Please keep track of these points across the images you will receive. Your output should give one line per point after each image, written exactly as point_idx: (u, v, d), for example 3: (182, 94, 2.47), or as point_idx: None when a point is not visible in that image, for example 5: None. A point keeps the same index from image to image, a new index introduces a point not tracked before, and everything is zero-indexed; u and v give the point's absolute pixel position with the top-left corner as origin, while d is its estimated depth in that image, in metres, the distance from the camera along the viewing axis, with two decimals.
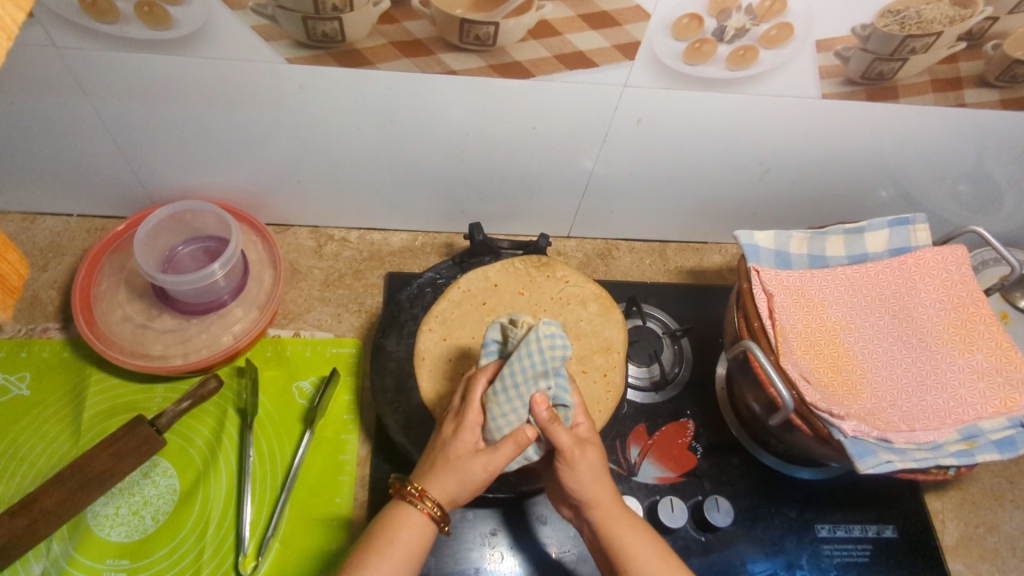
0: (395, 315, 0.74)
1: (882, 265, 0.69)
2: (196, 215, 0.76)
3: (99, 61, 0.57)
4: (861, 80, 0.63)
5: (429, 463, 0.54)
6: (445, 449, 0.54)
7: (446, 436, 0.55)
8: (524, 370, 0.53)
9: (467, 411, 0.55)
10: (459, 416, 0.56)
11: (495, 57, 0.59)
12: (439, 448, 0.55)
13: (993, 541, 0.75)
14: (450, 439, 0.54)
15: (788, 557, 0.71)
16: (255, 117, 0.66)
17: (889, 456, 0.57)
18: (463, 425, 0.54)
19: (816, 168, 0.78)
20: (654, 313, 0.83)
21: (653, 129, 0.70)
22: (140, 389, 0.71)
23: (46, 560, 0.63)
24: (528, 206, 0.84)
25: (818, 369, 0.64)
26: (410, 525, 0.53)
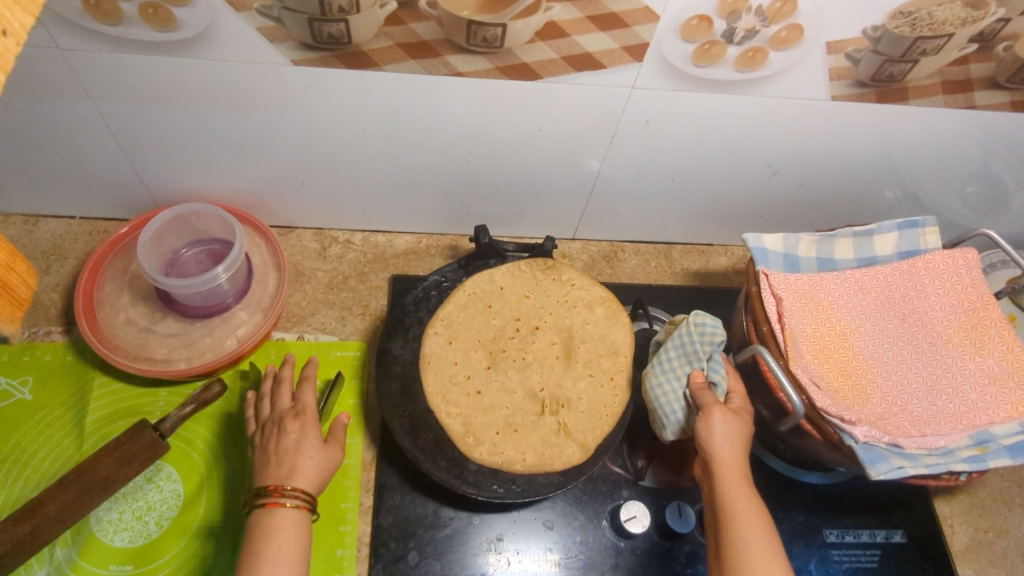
0: (400, 319, 0.72)
1: (891, 269, 0.69)
2: (200, 218, 0.75)
3: (103, 62, 0.57)
4: (871, 82, 0.63)
5: (281, 463, 0.58)
6: (299, 447, 0.59)
7: (289, 436, 0.60)
8: (681, 351, 0.65)
9: (299, 413, 0.62)
10: (287, 417, 0.61)
11: (503, 59, 0.58)
12: (279, 448, 0.59)
13: (1002, 546, 0.74)
14: (299, 438, 0.60)
15: (797, 562, 0.70)
16: (260, 118, 0.65)
17: (900, 462, 0.57)
18: (307, 425, 0.61)
19: (824, 169, 0.78)
20: (662, 316, 0.82)
21: (660, 130, 0.69)
22: (143, 393, 0.71)
23: (49, 565, 0.62)
24: (533, 208, 0.83)
25: (829, 373, 0.64)
26: (281, 526, 0.54)
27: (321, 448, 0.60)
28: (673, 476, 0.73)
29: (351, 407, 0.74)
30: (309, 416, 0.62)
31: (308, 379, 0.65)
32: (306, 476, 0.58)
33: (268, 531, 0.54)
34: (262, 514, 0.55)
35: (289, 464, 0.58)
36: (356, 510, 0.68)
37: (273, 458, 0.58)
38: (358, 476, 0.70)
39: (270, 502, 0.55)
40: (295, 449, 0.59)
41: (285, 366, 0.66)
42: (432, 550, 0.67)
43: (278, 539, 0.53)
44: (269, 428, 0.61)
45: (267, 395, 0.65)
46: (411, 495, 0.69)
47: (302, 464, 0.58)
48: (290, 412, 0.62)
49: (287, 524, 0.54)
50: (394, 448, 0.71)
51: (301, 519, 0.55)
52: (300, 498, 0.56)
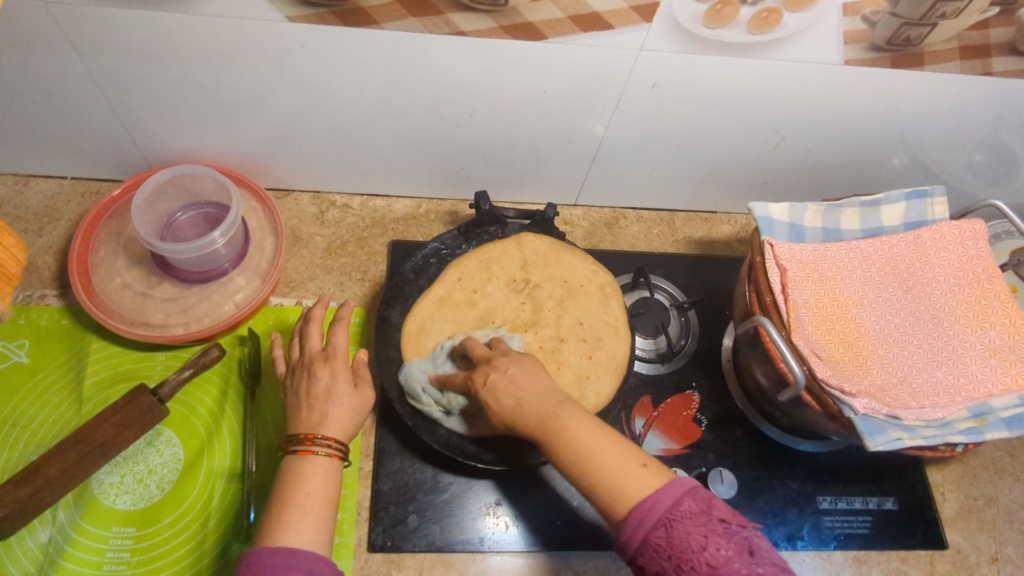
0: (401, 288, 0.72)
1: (897, 240, 0.68)
2: (195, 181, 0.73)
3: (91, 17, 0.54)
4: (887, 46, 0.61)
5: (311, 408, 0.56)
6: (330, 393, 0.57)
7: (319, 380, 0.58)
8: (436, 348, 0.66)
9: (328, 357, 0.60)
10: (317, 362, 0.59)
11: (507, 18, 0.56)
12: (310, 394, 0.57)
13: (991, 514, 0.75)
14: (330, 383, 0.58)
15: (790, 528, 0.72)
16: (255, 77, 0.63)
17: (898, 434, 0.57)
18: (337, 369, 0.59)
19: (833, 136, 0.76)
20: (662, 285, 0.82)
21: (668, 94, 0.67)
22: (141, 357, 0.70)
23: (52, 527, 0.63)
24: (535, 172, 0.81)
25: (830, 344, 0.64)
26: (312, 475, 0.53)
27: (352, 394, 0.58)
28: (670, 444, 0.74)
29: None
30: (339, 359, 0.60)
31: (340, 320, 0.62)
32: (337, 424, 0.56)
33: (298, 476, 0.52)
34: (294, 460, 0.54)
35: (319, 410, 0.56)
36: (356, 475, 0.69)
37: (305, 403, 0.57)
38: (358, 442, 0.70)
39: (303, 449, 0.54)
40: (326, 394, 0.57)
41: (314, 307, 0.64)
42: (431, 514, 0.68)
43: (308, 486, 0.52)
44: (300, 372, 0.60)
45: (297, 338, 0.64)
46: (410, 460, 0.70)
47: (333, 411, 0.56)
48: (320, 356, 0.60)
49: (317, 472, 0.53)
50: (394, 414, 0.71)
51: (333, 468, 0.54)
52: (332, 446, 0.54)
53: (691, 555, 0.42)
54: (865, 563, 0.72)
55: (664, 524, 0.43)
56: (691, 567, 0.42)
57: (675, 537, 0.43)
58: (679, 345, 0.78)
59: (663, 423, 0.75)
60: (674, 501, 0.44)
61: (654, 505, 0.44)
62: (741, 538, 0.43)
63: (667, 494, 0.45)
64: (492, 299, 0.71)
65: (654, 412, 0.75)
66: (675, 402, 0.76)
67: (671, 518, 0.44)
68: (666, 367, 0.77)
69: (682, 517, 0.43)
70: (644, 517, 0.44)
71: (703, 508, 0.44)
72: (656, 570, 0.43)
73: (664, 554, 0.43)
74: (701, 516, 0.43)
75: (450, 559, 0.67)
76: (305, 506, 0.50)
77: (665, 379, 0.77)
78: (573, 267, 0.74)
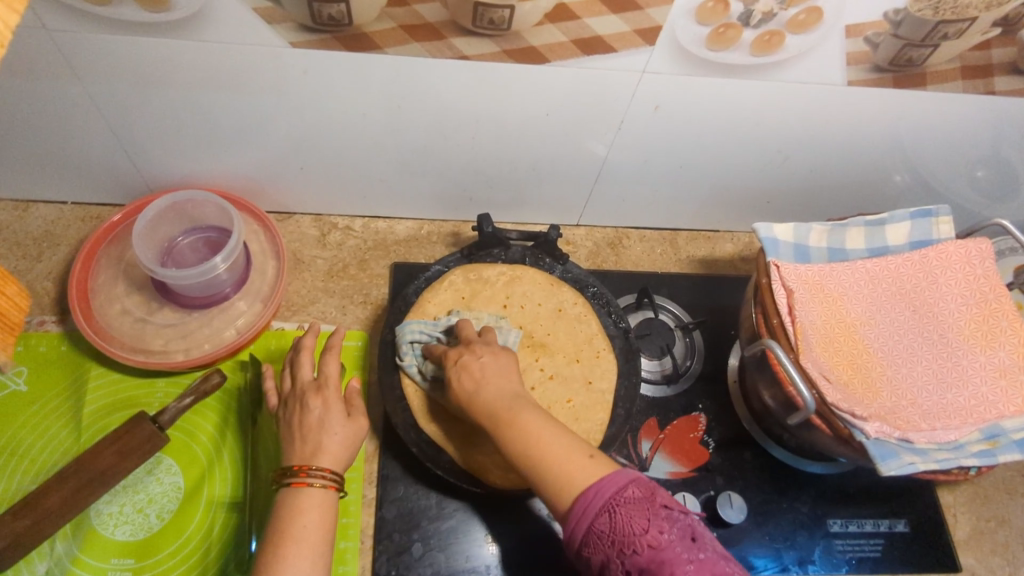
0: (404, 310, 0.71)
1: (903, 260, 0.67)
2: (196, 205, 0.73)
3: (94, 45, 0.54)
4: (889, 67, 0.61)
5: (305, 440, 0.56)
6: (324, 423, 0.56)
7: (312, 411, 0.57)
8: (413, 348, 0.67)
9: (321, 386, 0.59)
10: (309, 392, 0.59)
11: (510, 41, 0.56)
12: (303, 424, 0.57)
13: (1004, 535, 0.74)
14: (323, 413, 0.57)
15: (800, 552, 0.71)
16: (256, 102, 0.63)
17: (911, 458, 0.56)
18: (330, 400, 0.58)
19: (836, 156, 0.76)
20: (666, 305, 0.81)
21: (671, 115, 0.67)
22: (140, 384, 0.70)
23: (49, 559, 0.62)
24: (538, 193, 0.81)
25: (838, 366, 0.63)
26: (308, 508, 0.52)
27: (346, 423, 0.57)
28: (677, 467, 0.73)
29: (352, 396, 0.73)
30: (331, 389, 0.59)
31: (331, 349, 0.62)
32: (332, 454, 0.55)
33: (295, 510, 0.51)
34: (291, 493, 0.53)
35: (314, 441, 0.55)
36: (360, 503, 0.68)
37: (297, 435, 0.56)
38: (361, 468, 0.69)
39: (298, 481, 0.53)
40: (320, 425, 0.56)
41: (306, 336, 0.63)
42: (436, 542, 0.66)
43: (305, 519, 0.51)
44: (292, 403, 0.59)
45: (288, 368, 0.63)
46: (413, 486, 0.69)
47: (327, 442, 0.55)
48: (312, 385, 0.59)
49: (313, 505, 0.52)
50: (397, 440, 0.70)
51: (328, 499, 0.53)
52: (327, 478, 0.53)
53: (633, 538, 0.45)
54: None
55: (607, 510, 0.47)
56: (633, 550, 0.45)
57: (619, 522, 0.46)
58: (684, 366, 0.77)
59: (670, 446, 0.74)
60: (618, 488, 0.48)
61: (598, 492, 0.48)
62: (683, 525, 0.47)
63: (611, 483, 0.48)
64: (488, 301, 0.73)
65: (660, 434, 0.74)
66: (682, 424, 0.75)
67: (614, 504, 0.47)
68: (672, 389, 0.76)
69: (626, 503, 0.47)
70: (589, 505, 0.48)
71: (646, 495, 0.47)
72: (601, 557, 0.46)
73: (609, 539, 0.46)
74: (644, 502, 0.47)
75: None
76: (302, 540, 0.50)
77: (670, 401, 0.76)
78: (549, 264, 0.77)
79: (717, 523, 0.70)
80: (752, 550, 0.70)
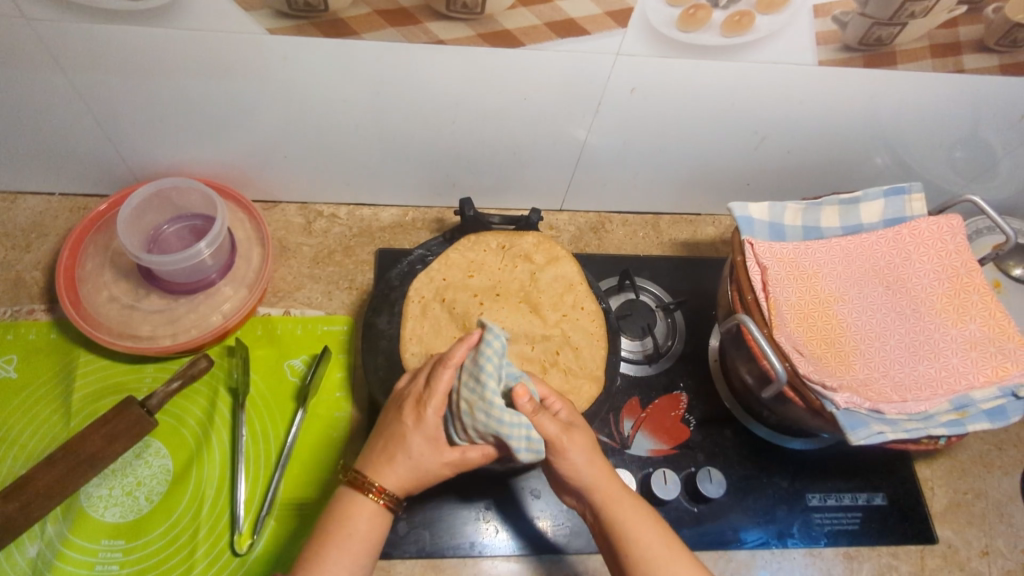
0: (387, 294, 0.73)
1: (877, 237, 0.69)
2: (181, 193, 0.74)
3: (76, 35, 0.55)
4: (859, 46, 0.62)
5: (382, 450, 0.54)
6: (406, 443, 0.53)
7: (403, 425, 0.54)
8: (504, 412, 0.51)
9: (421, 403, 0.54)
10: (410, 403, 0.55)
11: (484, 25, 0.57)
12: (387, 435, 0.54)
13: (980, 507, 0.75)
14: (409, 432, 0.53)
15: (780, 526, 0.72)
16: (237, 90, 0.64)
17: (880, 428, 0.57)
18: (423, 419, 0.53)
19: (812, 137, 0.77)
20: (647, 286, 0.82)
21: (647, 97, 0.68)
22: (129, 369, 0.71)
23: (40, 541, 0.63)
24: (520, 178, 0.82)
25: (812, 340, 0.64)
26: (363, 514, 0.53)
27: (430, 449, 0.53)
28: (659, 445, 0.74)
29: (338, 380, 0.74)
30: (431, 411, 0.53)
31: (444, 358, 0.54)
32: (396, 473, 0.53)
33: (344, 516, 0.53)
34: (347, 497, 0.54)
35: (388, 455, 0.53)
36: None
37: (380, 440, 0.54)
38: (346, 450, 0.70)
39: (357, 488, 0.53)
40: (400, 441, 0.53)
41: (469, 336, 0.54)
42: (421, 520, 0.68)
43: (352, 525, 0.52)
44: (398, 403, 0.56)
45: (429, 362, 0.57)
46: None
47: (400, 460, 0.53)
48: (418, 397, 0.54)
49: (364, 514, 0.53)
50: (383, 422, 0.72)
51: (381, 516, 0.53)
52: (383, 494, 0.53)
53: None
54: (855, 559, 0.72)
55: None
56: None
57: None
58: (665, 346, 0.79)
59: (652, 424, 0.75)
60: None
61: None
62: None
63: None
64: (467, 283, 0.73)
65: (642, 413, 0.75)
66: (663, 403, 0.76)
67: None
68: (654, 368, 0.78)
69: None
70: None
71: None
72: None
73: None
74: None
75: (441, 565, 0.67)
76: (344, 545, 0.51)
77: (652, 380, 0.77)
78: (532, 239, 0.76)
79: (698, 498, 0.71)
80: (732, 524, 0.72)
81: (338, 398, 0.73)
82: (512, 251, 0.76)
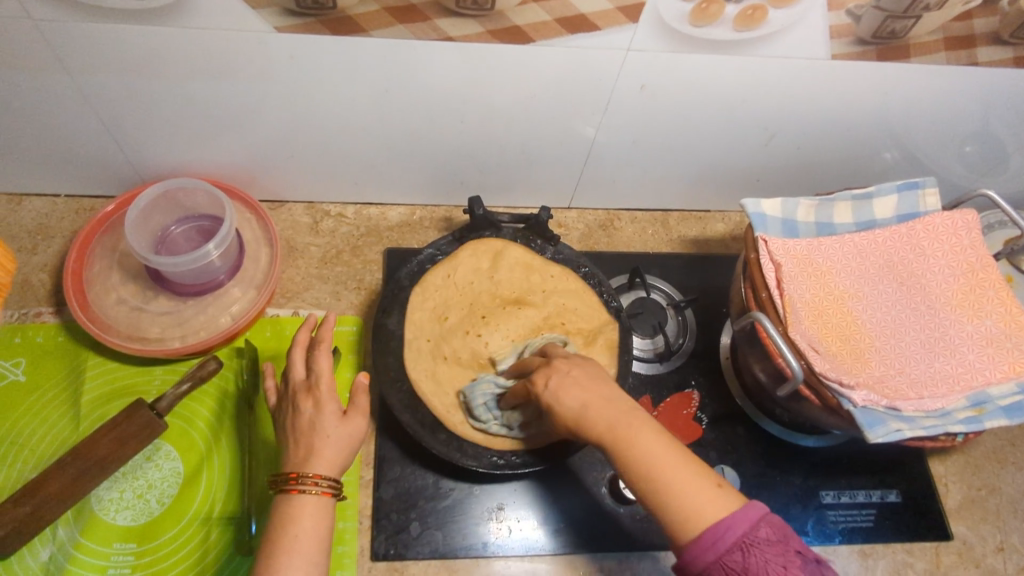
0: (398, 295, 0.72)
1: (890, 233, 0.68)
2: (188, 194, 0.73)
3: (83, 35, 0.55)
4: (872, 40, 0.61)
5: (299, 445, 0.56)
6: (316, 424, 0.56)
7: (305, 413, 0.57)
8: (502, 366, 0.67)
9: (312, 386, 0.58)
10: (301, 394, 0.58)
11: (494, 21, 0.56)
12: (297, 428, 0.57)
13: (995, 504, 0.75)
14: (315, 415, 0.57)
15: (794, 524, 0.71)
16: (244, 89, 0.63)
17: (898, 425, 0.57)
18: (321, 400, 0.57)
19: (823, 132, 0.76)
20: (658, 284, 0.82)
21: (657, 93, 0.67)
22: (138, 372, 0.70)
23: (52, 545, 0.62)
24: (529, 176, 0.82)
25: (827, 338, 0.64)
26: (308, 512, 0.52)
27: (341, 422, 0.57)
28: None
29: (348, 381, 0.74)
30: (324, 388, 0.58)
31: (319, 344, 0.61)
32: (326, 458, 0.55)
33: (287, 519, 0.52)
34: (284, 501, 0.53)
35: (306, 444, 0.55)
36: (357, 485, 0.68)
37: (292, 441, 0.56)
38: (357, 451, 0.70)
39: (290, 489, 0.53)
40: (313, 426, 0.56)
41: (299, 331, 0.63)
42: (434, 521, 0.67)
43: (297, 527, 0.52)
44: (287, 406, 0.59)
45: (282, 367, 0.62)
46: (411, 467, 0.69)
47: (324, 447, 0.55)
48: (305, 386, 0.59)
49: (305, 511, 0.52)
50: (394, 423, 0.71)
51: (323, 504, 0.53)
52: (320, 483, 0.53)
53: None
54: (870, 557, 0.71)
55: (741, 548, 0.42)
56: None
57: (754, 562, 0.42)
58: (677, 344, 0.78)
59: (664, 423, 0.74)
60: (751, 525, 0.43)
61: (730, 529, 0.43)
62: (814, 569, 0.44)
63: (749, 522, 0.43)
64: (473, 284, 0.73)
65: (654, 411, 0.75)
66: (675, 400, 0.76)
67: (749, 543, 0.43)
68: (665, 366, 0.77)
69: (759, 543, 0.43)
70: (721, 538, 0.43)
71: (780, 536, 0.43)
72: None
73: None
74: (779, 544, 0.43)
75: (453, 566, 0.66)
76: (295, 549, 0.50)
77: (663, 378, 0.77)
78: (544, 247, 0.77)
79: None
80: None
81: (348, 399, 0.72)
82: (514, 253, 0.76)
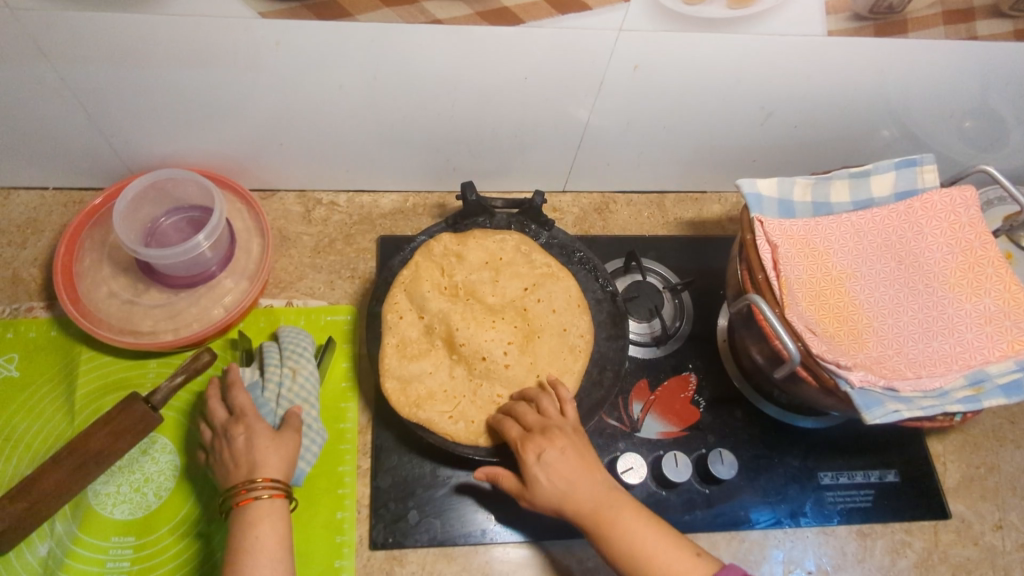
0: (390, 283, 0.71)
1: (888, 212, 0.67)
2: (177, 184, 0.72)
3: (62, 24, 0.54)
4: (869, 15, 0.60)
5: (239, 464, 0.58)
6: (252, 443, 0.58)
7: (235, 439, 0.59)
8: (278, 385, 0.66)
9: (238, 416, 0.61)
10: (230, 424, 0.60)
11: (483, 3, 0.55)
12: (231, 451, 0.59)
13: (993, 481, 0.75)
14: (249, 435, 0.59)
15: (792, 505, 0.72)
16: (229, 78, 0.62)
17: (896, 406, 0.57)
18: (253, 426, 0.60)
19: (819, 110, 0.75)
20: (654, 268, 0.81)
21: (651, 74, 0.66)
22: (131, 365, 0.70)
23: (50, 540, 0.63)
24: (521, 160, 0.81)
25: (823, 319, 0.63)
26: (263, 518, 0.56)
27: (275, 438, 0.60)
28: (668, 427, 0.73)
29: (344, 370, 0.73)
30: (250, 415, 0.61)
31: (233, 383, 0.63)
32: (273, 463, 0.58)
33: (245, 526, 0.55)
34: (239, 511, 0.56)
35: (250, 458, 0.58)
36: (356, 474, 0.68)
37: (230, 460, 0.59)
38: (354, 439, 0.70)
39: (241, 500, 0.56)
40: (250, 445, 0.58)
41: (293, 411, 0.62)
42: (432, 509, 0.67)
43: (257, 532, 0.55)
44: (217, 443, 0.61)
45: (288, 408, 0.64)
46: (408, 455, 0.69)
47: (258, 457, 0.58)
48: (231, 419, 0.61)
49: (260, 516, 0.56)
50: (389, 412, 0.71)
51: (276, 506, 0.57)
52: (269, 487, 0.57)
53: None
54: (868, 536, 0.72)
55: None
56: None
57: None
58: (673, 327, 0.78)
59: (661, 407, 0.74)
60: None
61: None
62: None
63: None
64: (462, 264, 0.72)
65: (651, 395, 0.75)
66: (672, 384, 0.75)
67: None
68: (662, 349, 0.77)
69: None
70: None
71: None
72: None
73: None
74: None
75: (452, 553, 0.67)
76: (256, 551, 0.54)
77: (660, 362, 0.76)
78: (501, 241, 0.73)
79: (710, 480, 0.71)
80: (743, 505, 0.71)
81: (345, 389, 0.72)
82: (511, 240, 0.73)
